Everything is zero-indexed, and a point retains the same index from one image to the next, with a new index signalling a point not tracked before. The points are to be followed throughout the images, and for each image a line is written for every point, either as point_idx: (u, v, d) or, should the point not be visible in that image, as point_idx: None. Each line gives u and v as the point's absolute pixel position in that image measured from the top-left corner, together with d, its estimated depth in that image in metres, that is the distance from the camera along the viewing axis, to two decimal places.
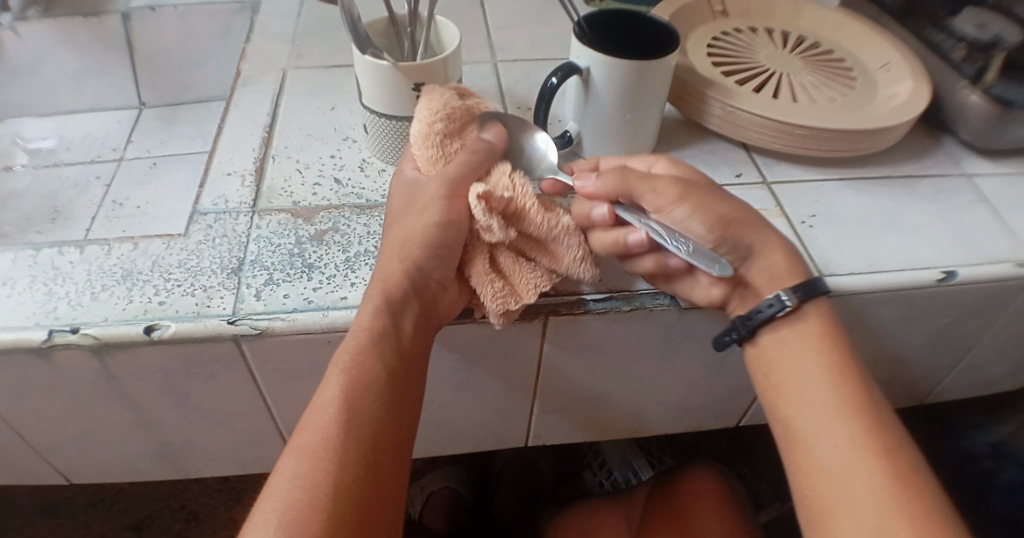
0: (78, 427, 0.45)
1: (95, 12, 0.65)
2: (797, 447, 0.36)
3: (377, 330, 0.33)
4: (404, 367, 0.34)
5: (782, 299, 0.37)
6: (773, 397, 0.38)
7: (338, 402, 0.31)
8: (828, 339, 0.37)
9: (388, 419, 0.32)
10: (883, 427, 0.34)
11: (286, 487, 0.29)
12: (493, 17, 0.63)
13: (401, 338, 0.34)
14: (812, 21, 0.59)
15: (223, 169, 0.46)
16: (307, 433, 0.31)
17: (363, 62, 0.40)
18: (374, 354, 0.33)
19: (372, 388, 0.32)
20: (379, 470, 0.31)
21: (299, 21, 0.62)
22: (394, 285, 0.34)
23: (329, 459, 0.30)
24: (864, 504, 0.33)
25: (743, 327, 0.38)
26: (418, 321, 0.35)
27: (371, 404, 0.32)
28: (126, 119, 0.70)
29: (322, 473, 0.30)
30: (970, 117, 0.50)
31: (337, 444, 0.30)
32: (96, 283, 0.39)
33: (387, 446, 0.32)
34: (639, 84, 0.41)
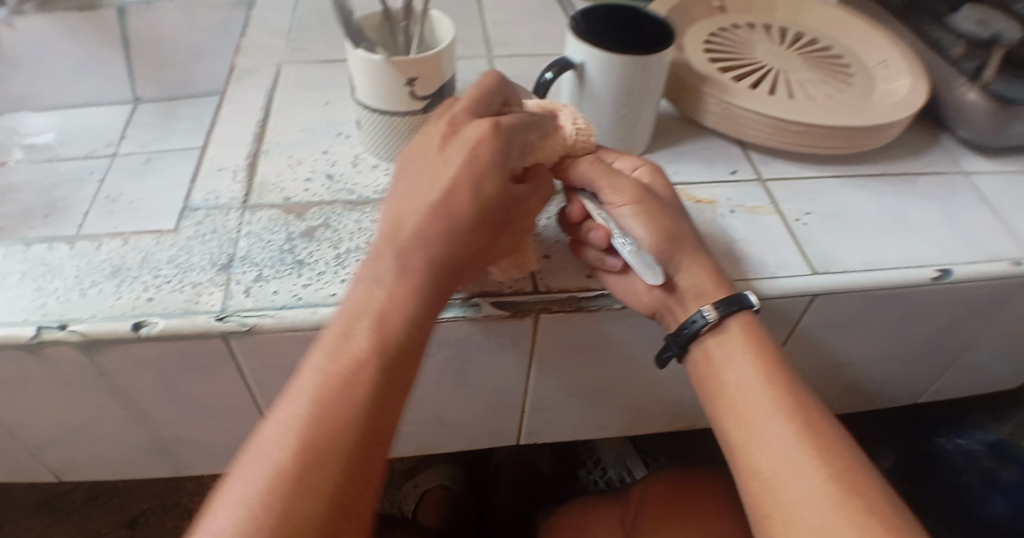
0: (68, 424, 0.45)
1: (91, 5, 0.65)
2: (738, 457, 0.36)
3: (376, 342, 0.29)
4: (395, 391, 0.29)
5: (705, 315, 0.37)
6: (712, 406, 0.38)
7: (311, 416, 0.27)
8: (754, 345, 0.37)
9: (363, 448, 0.27)
10: (828, 438, 0.34)
11: (219, 514, 0.25)
12: (491, 11, 0.62)
13: (398, 356, 0.30)
14: (810, 17, 0.58)
15: (215, 164, 0.46)
16: (265, 450, 0.26)
17: (356, 56, 0.39)
18: (367, 368, 0.29)
19: (355, 406, 0.28)
20: (341, 509, 0.26)
21: (296, 15, 0.62)
22: (409, 289, 0.31)
23: (283, 487, 0.25)
24: (800, 502, 0.32)
25: (676, 344, 0.38)
26: (416, 338, 0.31)
27: (352, 427, 0.27)
28: (122, 114, 0.69)
29: (271, 504, 0.25)
30: (969, 114, 0.49)
31: (297, 468, 0.26)
32: (84, 278, 0.39)
33: (359, 476, 0.27)
34: (634, 80, 0.41)
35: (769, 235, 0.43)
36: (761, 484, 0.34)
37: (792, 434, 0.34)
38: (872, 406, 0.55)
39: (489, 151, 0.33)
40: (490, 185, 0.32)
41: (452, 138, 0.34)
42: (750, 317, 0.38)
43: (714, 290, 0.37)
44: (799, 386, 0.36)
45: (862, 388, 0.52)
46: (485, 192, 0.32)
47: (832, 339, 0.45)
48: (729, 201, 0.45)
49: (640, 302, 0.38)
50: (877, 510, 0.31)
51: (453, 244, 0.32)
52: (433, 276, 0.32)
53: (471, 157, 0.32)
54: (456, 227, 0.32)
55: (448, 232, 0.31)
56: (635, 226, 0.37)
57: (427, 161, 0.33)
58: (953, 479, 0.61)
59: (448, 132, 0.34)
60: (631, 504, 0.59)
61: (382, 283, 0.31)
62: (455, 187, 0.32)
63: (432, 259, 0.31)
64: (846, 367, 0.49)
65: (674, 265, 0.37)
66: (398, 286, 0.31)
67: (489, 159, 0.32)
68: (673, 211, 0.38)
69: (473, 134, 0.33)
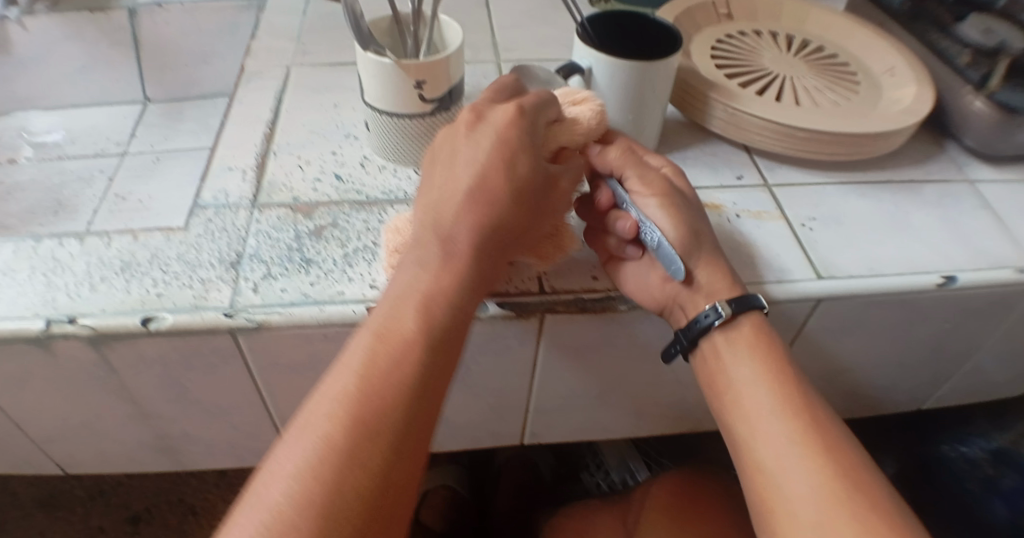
0: (74, 418, 0.45)
1: (102, 7, 0.66)
2: (742, 454, 0.36)
3: (423, 325, 0.30)
4: (441, 369, 0.30)
5: (718, 310, 0.37)
6: (719, 403, 0.38)
7: (362, 392, 0.27)
8: (761, 343, 0.37)
9: (413, 427, 0.27)
10: (833, 439, 0.34)
11: (272, 485, 0.25)
12: (498, 16, 0.63)
13: (443, 339, 0.30)
14: (816, 25, 0.58)
15: (225, 164, 0.46)
16: (315, 424, 0.27)
17: (365, 59, 0.40)
18: (415, 350, 0.29)
19: (404, 386, 0.28)
20: (391, 487, 0.26)
21: (304, 18, 0.63)
22: (453, 274, 0.31)
23: (335, 460, 0.26)
24: (804, 499, 0.33)
25: (684, 339, 0.38)
26: (461, 322, 0.31)
27: (399, 402, 0.28)
28: (131, 114, 0.70)
29: (324, 473, 0.25)
30: (974, 123, 0.49)
31: (349, 443, 0.26)
32: (95, 274, 0.39)
33: (408, 448, 0.27)
34: (641, 85, 0.41)
35: (773, 240, 0.43)
36: (765, 479, 0.34)
37: (795, 432, 0.34)
38: (875, 412, 0.55)
39: (516, 131, 0.33)
40: (522, 166, 0.33)
41: (477, 124, 0.34)
42: (759, 317, 0.38)
43: (721, 290, 0.37)
44: (803, 386, 0.37)
45: (865, 394, 0.52)
46: (519, 174, 0.32)
47: (836, 345, 0.45)
48: (734, 205, 0.45)
49: (651, 298, 0.38)
50: (879, 509, 0.31)
51: (493, 231, 0.32)
52: (477, 261, 0.32)
53: (500, 140, 0.33)
54: (495, 212, 0.32)
55: (488, 217, 0.32)
56: (658, 217, 0.37)
57: (457, 152, 0.34)
58: (953, 484, 0.61)
59: (473, 120, 0.34)
60: (634, 507, 0.59)
61: (428, 269, 0.32)
62: (490, 170, 0.32)
63: (476, 244, 0.32)
64: (849, 373, 0.49)
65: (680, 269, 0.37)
66: (442, 271, 0.31)
67: (514, 139, 0.33)
68: (690, 211, 0.38)
69: (500, 118, 0.34)
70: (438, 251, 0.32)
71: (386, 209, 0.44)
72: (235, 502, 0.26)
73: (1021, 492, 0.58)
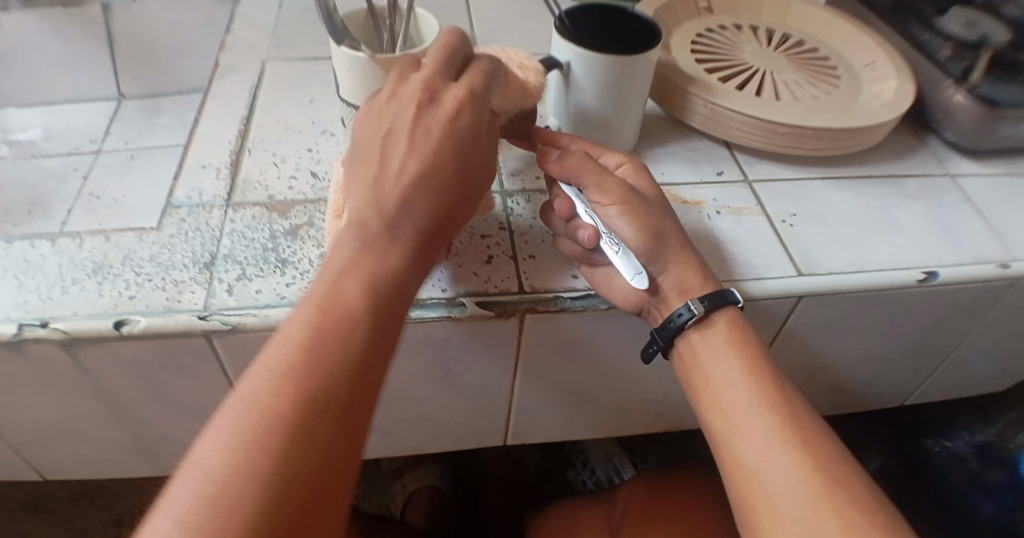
0: (49, 422, 0.44)
1: (75, 1, 0.64)
2: (722, 449, 0.36)
3: (364, 298, 0.29)
4: (382, 344, 0.30)
5: (691, 308, 0.37)
6: (698, 398, 0.38)
7: (305, 365, 0.27)
8: (741, 339, 0.37)
9: (354, 401, 0.27)
10: (812, 434, 0.34)
11: (210, 457, 0.25)
12: (478, 10, 0.62)
13: (386, 314, 0.30)
14: (798, 19, 0.58)
15: (200, 162, 0.45)
16: (256, 397, 0.26)
17: (341, 54, 0.39)
18: (357, 323, 0.29)
19: (346, 360, 0.28)
20: (333, 458, 0.26)
21: (281, 12, 0.62)
22: (396, 250, 0.31)
23: (275, 431, 0.25)
24: (784, 494, 0.33)
25: (661, 339, 0.38)
26: (402, 298, 0.31)
27: (340, 377, 0.27)
28: (107, 111, 0.69)
29: (265, 448, 0.25)
30: (955, 117, 0.50)
31: (291, 414, 0.26)
32: (66, 276, 0.39)
33: (350, 423, 0.27)
34: (619, 80, 0.41)
35: (753, 236, 0.43)
36: (745, 476, 0.34)
37: (775, 428, 0.34)
38: (858, 407, 0.55)
39: (464, 119, 0.32)
40: (470, 154, 0.33)
41: (427, 104, 0.32)
42: (735, 313, 0.38)
43: (702, 287, 0.37)
44: (783, 382, 0.37)
45: (848, 388, 0.52)
46: (466, 165, 0.33)
47: (816, 340, 0.45)
48: (714, 201, 0.45)
49: (627, 300, 0.38)
50: (859, 509, 0.31)
51: (438, 211, 0.32)
52: (420, 241, 0.32)
53: (449, 124, 0.32)
54: (442, 196, 0.32)
55: (434, 201, 0.32)
56: (621, 226, 0.36)
57: (403, 130, 0.32)
58: (941, 479, 0.62)
59: (424, 98, 0.32)
60: (617, 505, 0.59)
61: (372, 242, 0.31)
62: (439, 156, 0.32)
63: (420, 224, 0.32)
64: (831, 368, 0.49)
65: (660, 267, 0.37)
66: (385, 248, 0.31)
67: (465, 128, 0.32)
68: (662, 210, 0.38)
69: (450, 101, 0.32)
70: (381, 222, 0.31)
71: None
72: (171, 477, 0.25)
73: (1008, 486, 0.58)
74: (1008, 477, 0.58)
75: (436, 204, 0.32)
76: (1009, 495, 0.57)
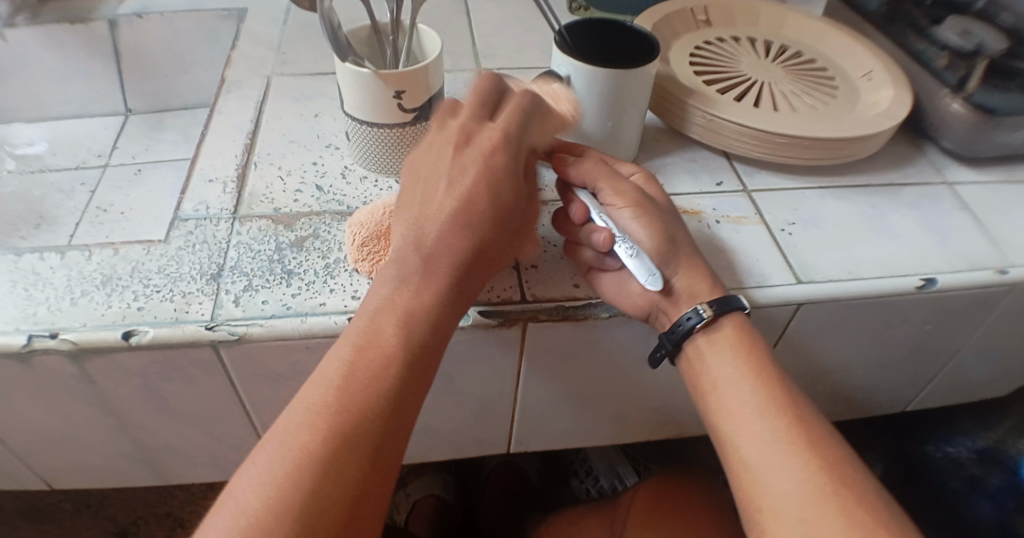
0: (56, 432, 0.45)
1: (83, 18, 0.65)
2: (727, 453, 0.36)
3: (402, 338, 0.30)
4: (418, 382, 0.30)
5: (699, 312, 0.37)
6: (704, 402, 0.38)
7: (342, 403, 0.28)
8: (744, 343, 0.37)
9: (389, 438, 0.28)
10: (816, 435, 0.35)
11: (247, 492, 0.26)
12: (479, 24, 0.63)
13: (423, 352, 0.31)
14: (794, 30, 0.59)
15: (205, 175, 0.46)
16: (293, 432, 0.27)
17: (345, 70, 0.40)
18: (393, 362, 0.29)
19: (382, 399, 0.28)
20: (364, 496, 0.27)
21: (285, 27, 0.63)
22: (435, 289, 0.32)
23: (310, 470, 0.26)
24: (789, 495, 0.33)
25: (669, 342, 0.39)
26: (439, 336, 0.32)
27: (374, 416, 0.28)
28: (113, 125, 0.70)
29: (299, 485, 0.26)
30: (953, 125, 0.50)
31: (327, 451, 0.27)
32: (75, 288, 0.39)
33: (381, 460, 0.28)
34: (619, 92, 0.42)
35: (751, 244, 0.43)
36: (751, 478, 0.34)
37: (780, 429, 0.35)
38: (859, 414, 0.56)
39: (499, 155, 0.33)
40: (508, 190, 0.33)
41: (464, 145, 0.34)
42: (742, 319, 0.38)
43: (704, 294, 0.38)
44: (787, 387, 0.37)
45: (848, 395, 0.52)
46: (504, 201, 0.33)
47: (816, 347, 0.46)
48: (713, 211, 0.46)
49: (634, 305, 0.38)
50: (863, 509, 0.32)
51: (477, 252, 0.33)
52: (458, 279, 0.32)
53: (484, 161, 0.33)
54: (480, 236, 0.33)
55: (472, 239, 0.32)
56: (634, 229, 0.37)
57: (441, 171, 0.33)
58: (940, 481, 0.62)
59: (461, 141, 0.34)
60: (620, 512, 0.59)
61: (411, 282, 0.32)
62: (476, 193, 0.32)
63: (458, 263, 0.32)
64: (831, 375, 0.50)
65: (666, 274, 0.37)
66: (424, 287, 0.32)
67: (499, 162, 0.33)
68: (669, 217, 0.39)
69: (487, 142, 0.34)
70: (419, 262, 0.32)
71: None
72: (210, 508, 0.27)
73: (1008, 490, 0.58)
74: (1009, 480, 0.58)
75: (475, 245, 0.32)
76: (1009, 498, 0.57)
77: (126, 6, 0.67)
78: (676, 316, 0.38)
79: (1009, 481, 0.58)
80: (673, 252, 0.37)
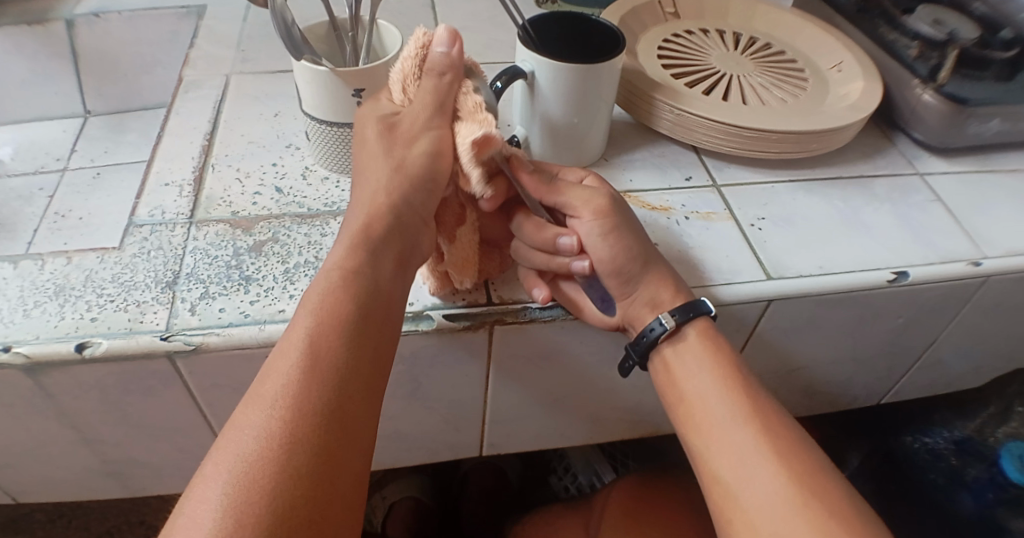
0: (14, 448, 0.43)
1: (39, 19, 0.63)
2: (702, 463, 0.35)
3: (328, 308, 0.30)
4: (366, 336, 0.30)
5: (663, 322, 0.37)
6: (678, 413, 0.38)
7: (288, 383, 0.27)
8: (715, 352, 0.37)
9: (347, 404, 0.27)
10: (793, 446, 0.34)
11: (216, 479, 0.24)
12: (446, 19, 0.62)
13: (363, 314, 0.30)
14: (764, 22, 0.58)
15: (162, 179, 0.45)
16: (249, 408, 0.27)
17: (301, 68, 0.38)
18: (335, 320, 0.29)
19: (325, 371, 0.28)
20: (335, 464, 0.26)
21: (246, 25, 0.61)
22: (354, 251, 0.32)
23: (274, 435, 0.25)
24: (763, 508, 0.32)
25: (635, 353, 0.39)
26: (377, 293, 0.31)
27: (326, 375, 0.27)
28: (73, 129, 0.68)
29: (266, 455, 0.25)
30: (924, 116, 0.50)
31: (284, 434, 0.25)
32: (27, 299, 0.38)
33: (345, 416, 0.27)
34: (584, 87, 0.41)
35: (720, 241, 0.43)
36: (723, 489, 0.34)
37: (754, 439, 0.34)
38: (835, 408, 0.55)
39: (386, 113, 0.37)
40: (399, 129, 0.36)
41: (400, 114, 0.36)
42: (707, 323, 0.38)
43: (671, 299, 0.37)
44: (757, 388, 0.37)
45: (824, 389, 0.52)
46: (399, 139, 0.36)
47: (788, 343, 0.45)
48: (682, 207, 0.45)
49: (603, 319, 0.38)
50: (837, 512, 0.31)
51: (394, 204, 0.34)
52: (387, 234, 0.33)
53: (372, 117, 0.36)
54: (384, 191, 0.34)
55: (383, 194, 0.35)
56: (597, 244, 0.36)
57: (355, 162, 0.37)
58: (920, 477, 0.62)
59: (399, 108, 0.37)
60: (595, 512, 0.58)
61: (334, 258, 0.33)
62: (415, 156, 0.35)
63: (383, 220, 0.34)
64: (805, 370, 0.49)
65: (633, 282, 0.37)
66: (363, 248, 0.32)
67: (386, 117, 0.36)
68: (634, 222, 0.38)
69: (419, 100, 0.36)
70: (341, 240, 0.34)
71: (327, 222, 0.43)
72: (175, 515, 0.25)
73: (986, 482, 0.58)
74: (988, 473, 0.58)
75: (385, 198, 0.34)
76: (989, 491, 0.58)
77: (84, 6, 0.65)
78: (644, 325, 0.38)
79: (987, 475, 0.58)
80: (633, 256, 0.37)
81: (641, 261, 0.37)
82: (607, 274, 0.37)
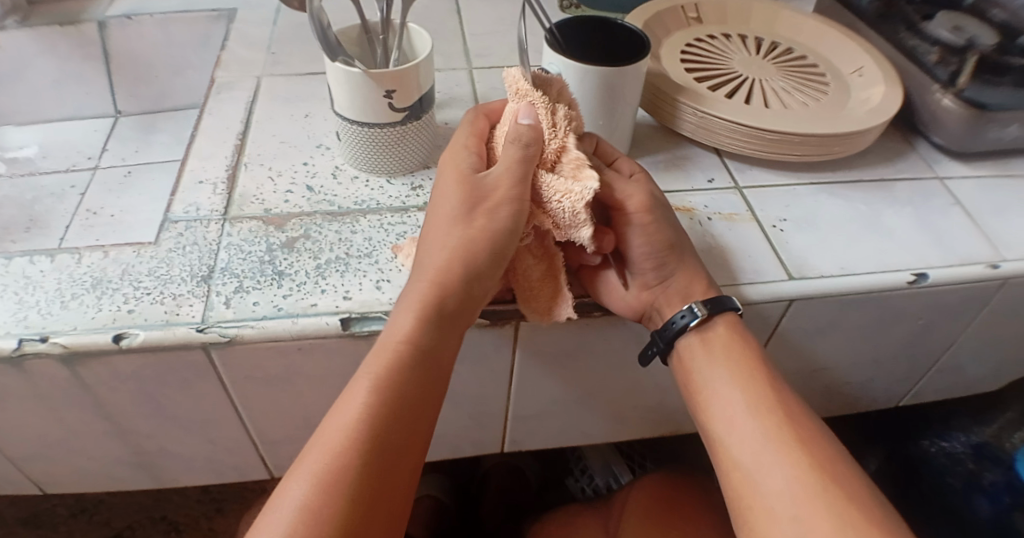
0: (49, 438, 0.44)
1: (72, 20, 0.65)
2: (720, 451, 0.36)
3: (394, 372, 0.31)
4: (421, 400, 0.32)
5: (693, 311, 0.37)
6: (698, 403, 0.38)
7: (347, 433, 0.29)
8: (736, 341, 0.38)
9: (390, 466, 0.29)
10: (811, 434, 0.35)
11: (279, 518, 0.27)
12: (471, 23, 0.63)
13: (421, 383, 0.32)
14: (785, 27, 0.59)
15: (196, 177, 0.46)
16: (314, 456, 0.29)
17: (335, 70, 0.40)
18: (399, 382, 0.31)
19: (372, 443, 0.29)
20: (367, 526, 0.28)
21: (276, 27, 0.63)
22: (421, 319, 0.32)
23: (330, 488, 0.28)
24: (779, 492, 0.33)
25: (661, 340, 0.39)
26: (436, 360, 0.32)
27: (379, 436, 0.29)
28: (103, 128, 0.70)
29: (316, 504, 0.27)
30: (944, 120, 0.50)
31: (323, 514, 0.27)
32: (66, 291, 0.39)
33: (386, 482, 0.29)
34: (612, 89, 0.42)
35: (744, 242, 0.43)
36: (741, 476, 0.35)
37: (772, 427, 0.35)
38: (853, 412, 0.56)
39: (524, 164, 0.34)
40: (487, 189, 0.34)
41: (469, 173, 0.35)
42: (734, 318, 0.38)
43: (699, 292, 0.38)
44: (777, 379, 0.37)
45: (843, 391, 0.52)
46: (482, 192, 0.34)
47: (808, 344, 0.46)
48: (706, 208, 0.46)
49: (630, 305, 0.38)
50: (854, 499, 0.32)
51: (468, 268, 0.33)
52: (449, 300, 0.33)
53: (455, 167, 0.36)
54: (451, 250, 0.33)
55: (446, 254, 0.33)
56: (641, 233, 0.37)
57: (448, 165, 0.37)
58: (937, 480, 0.63)
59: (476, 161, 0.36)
60: (615, 511, 0.59)
61: (399, 322, 0.33)
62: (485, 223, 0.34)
63: (440, 284, 0.33)
64: (824, 372, 0.50)
65: (668, 272, 0.38)
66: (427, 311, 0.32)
67: (522, 174, 0.34)
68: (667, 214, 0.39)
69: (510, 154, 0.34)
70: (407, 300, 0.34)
71: (358, 220, 0.44)
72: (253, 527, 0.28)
73: (1004, 486, 0.57)
74: (1005, 477, 0.58)
75: (457, 253, 0.33)
76: (1005, 495, 0.57)
77: (116, 9, 0.67)
78: (671, 314, 0.39)
79: (1004, 479, 0.57)
80: (667, 240, 0.38)
81: (681, 256, 0.38)
82: (643, 260, 0.38)
